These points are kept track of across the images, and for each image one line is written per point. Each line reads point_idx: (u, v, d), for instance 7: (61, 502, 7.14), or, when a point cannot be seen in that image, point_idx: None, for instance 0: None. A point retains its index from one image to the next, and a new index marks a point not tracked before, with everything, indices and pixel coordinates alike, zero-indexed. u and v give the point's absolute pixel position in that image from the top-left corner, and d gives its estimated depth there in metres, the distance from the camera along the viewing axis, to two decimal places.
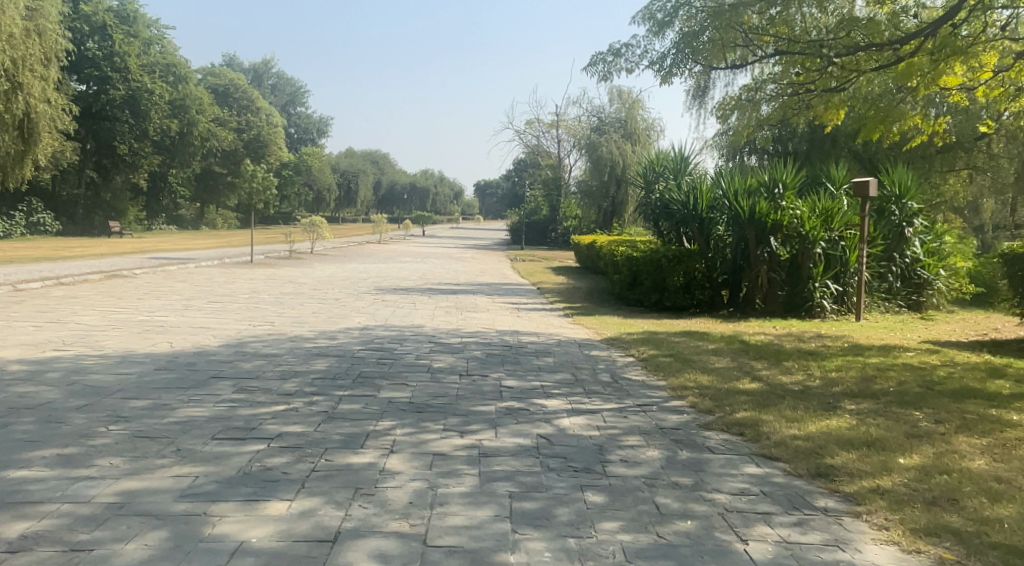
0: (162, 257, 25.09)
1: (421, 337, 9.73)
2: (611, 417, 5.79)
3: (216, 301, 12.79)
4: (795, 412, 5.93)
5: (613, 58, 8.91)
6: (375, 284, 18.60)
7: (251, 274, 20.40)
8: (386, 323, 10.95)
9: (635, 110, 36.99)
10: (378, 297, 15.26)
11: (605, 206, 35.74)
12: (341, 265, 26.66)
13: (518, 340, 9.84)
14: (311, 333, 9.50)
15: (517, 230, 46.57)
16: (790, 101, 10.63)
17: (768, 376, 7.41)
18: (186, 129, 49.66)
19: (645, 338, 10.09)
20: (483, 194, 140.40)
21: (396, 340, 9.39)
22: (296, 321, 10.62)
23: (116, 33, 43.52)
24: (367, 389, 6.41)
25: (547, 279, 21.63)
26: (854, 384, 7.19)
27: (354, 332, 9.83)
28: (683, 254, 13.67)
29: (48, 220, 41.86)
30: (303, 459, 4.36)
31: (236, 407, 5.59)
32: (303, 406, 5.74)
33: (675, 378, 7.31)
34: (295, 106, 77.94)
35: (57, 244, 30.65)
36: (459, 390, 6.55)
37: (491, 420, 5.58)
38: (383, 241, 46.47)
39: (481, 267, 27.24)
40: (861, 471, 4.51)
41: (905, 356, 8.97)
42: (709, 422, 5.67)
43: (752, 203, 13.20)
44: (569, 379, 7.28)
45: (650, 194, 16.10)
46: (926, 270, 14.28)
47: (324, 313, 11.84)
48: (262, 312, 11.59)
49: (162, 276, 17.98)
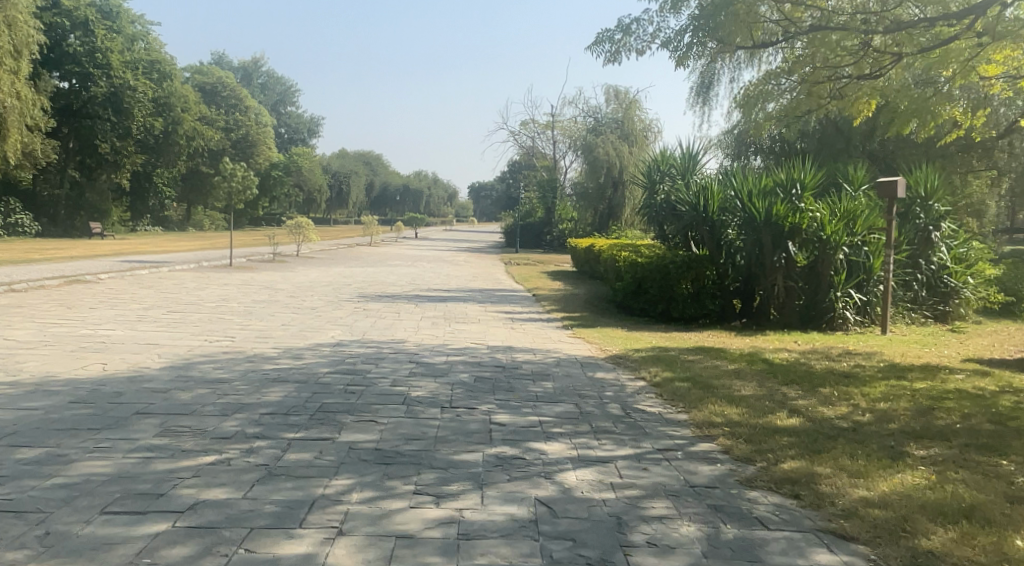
0: (136, 260, 23.90)
1: (401, 356, 8.52)
2: (628, 470, 4.60)
3: (176, 311, 11.57)
4: (855, 462, 4.76)
5: (623, 36, 7.81)
6: (359, 290, 17.43)
7: (227, 279, 19.21)
8: (363, 338, 9.74)
9: (633, 110, 35.87)
10: (359, 305, 14.07)
11: (602, 208, 34.70)
12: (326, 269, 25.45)
13: (511, 359, 8.65)
14: (276, 351, 8.30)
15: (511, 233, 45.39)
16: (812, 90, 9.34)
17: (807, 410, 6.24)
18: (171, 128, 48.18)
19: (656, 357, 8.94)
20: (477, 197, 139.19)
21: (372, 360, 8.18)
22: (260, 336, 9.43)
23: (98, 28, 41.87)
24: (326, 431, 5.20)
25: (543, 285, 20.45)
26: (911, 420, 6.01)
27: (324, 349, 8.61)
28: (692, 260, 12.50)
29: (26, 221, 40.51)
30: (214, 551, 3.16)
31: (151, 460, 4.40)
32: (239, 457, 4.54)
33: (699, 411, 6.13)
34: (286, 105, 76.59)
35: (29, 247, 29.37)
36: (439, 430, 5.37)
37: (476, 476, 4.38)
38: (374, 244, 45.24)
39: (473, 272, 26.06)
40: (972, 561, 3.33)
41: (955, 380, 7.80)
42: (753, 478, 4.50)
43: (768, 204, 12.02)
44: (573, 412, 6.07)
45: (654, 195, 14.96)
46: (953, 278, 13.13)
47: (296, 325, 10.63)
48: (226, 324, 10.39)
49: (128, 281, 16.83)
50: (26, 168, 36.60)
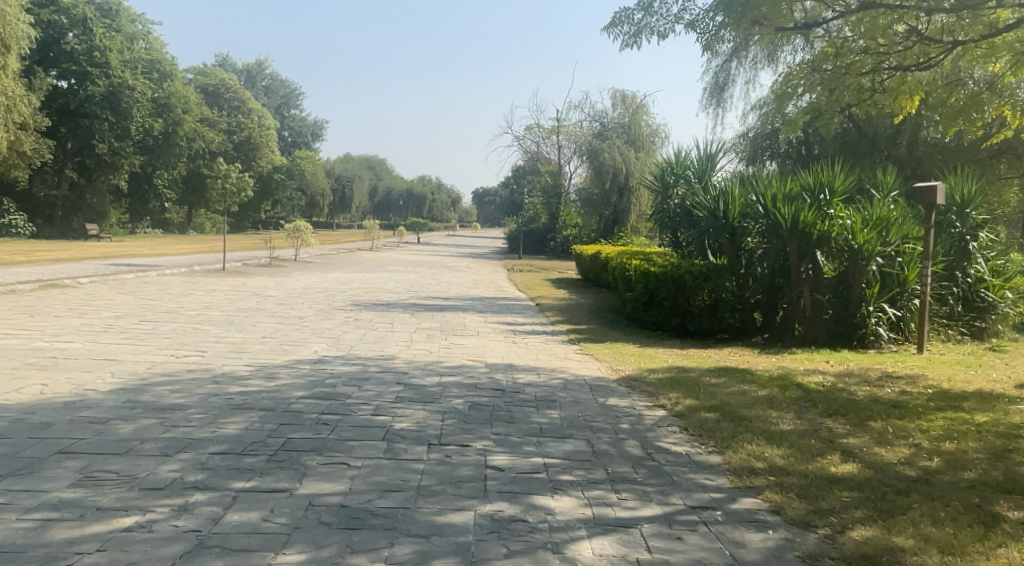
0: (125, 263, 23.03)
1: (389, 376, 7.58)
2: (657, 540, 3.64)
3: (149, 320, 10.65)
4: (944, 531, 3.79)
5: (643, 15, 7.05)
6: (353, 298, 16.50)
7: (216, 284, 18.32)
8: (349, 353, 8.79)
9: (640, 115, 34.85)
10: (351, 315, 13.12)
11: (607, 215, 33.83)
12: (323, 274, 24.58)
13: (513, 381, 7.68)
14: (247, 370, 7.34)
15: (515, 239, 44.52)
16: (847, 81, 8.27)
17: (863, 451, 5.27)
18: (170, 129, 47.43)
19: (675, 379, 7.99)
20: (481, 202, 138.54)
21: (355, 381, 7.22)
22: (235, 350, 8.47)
23: (96, 27, 41.05)
24: (285, 478, 4.25)
25: (548, 294, 19.47)
26: (991, 466, 5.02)
27: (303, 367, 7.67)
28: (711, 269, 11.53)
29: (20, 222, 39.73)
30: None
31: (49, 525, 3.45)
32: (164, 519, 3.59)
33: (735, 453, 5.16)
34: (289, 108, 75.81)
35: (18, 248, 28.55)
36: (423, 477, 4.40)
37: (465, 549, 3.43)
38: (375, 248, 44.39)
39: (475, 278, 25.15)
40: None
41: (1019, 411, 6.80)
42: (818, 554, 3.54)
43: (794, 210, 11.06)
44: (584, 452, 5.10)
45: (668, 199, 14.02)
46: (991, 292, 12.13)
47: (277, 337, 9.69)
48: (201, 335, 9.46)
49: (110, 285, 15.96)
50: (20, 167, 35.92)
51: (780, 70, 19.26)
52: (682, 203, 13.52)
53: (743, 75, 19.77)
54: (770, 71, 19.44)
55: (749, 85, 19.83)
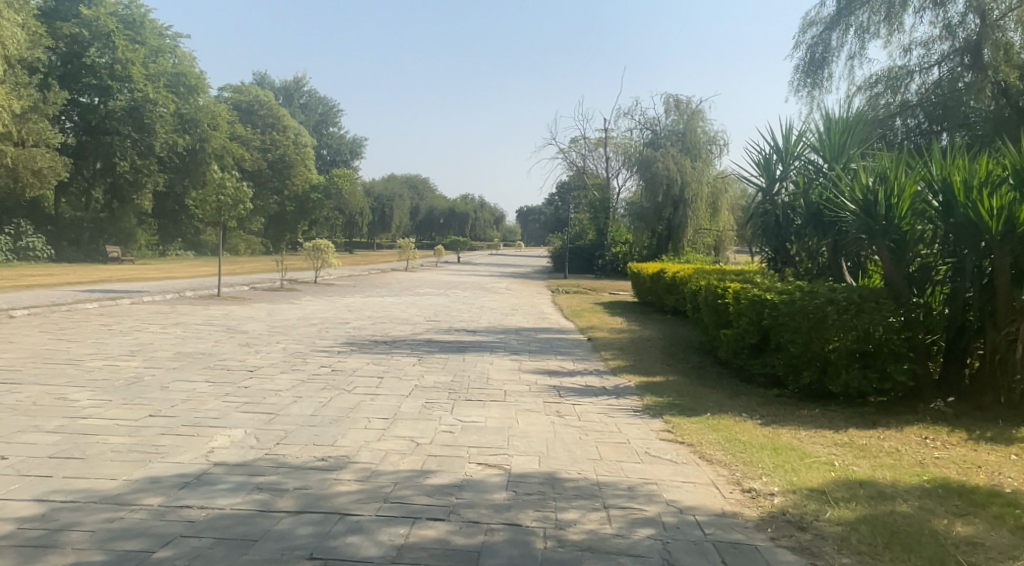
0: (109, 288, 19.88)
1: (305, 527, 3.73)
2: None
3: (6, 382, 7.02)
4: None
5: None
6: (351, 333, 12.73)
7: (193, 314, 14.83)
8: (265, 454, 4.98)
9: (696, 121, 30.07)
10: (331, 363, 9.36)
11: (661, 230, 29.82)
12: (336, 300, 20.99)
13: (558, 538, 3.77)
14: (12, 523, 3.61)
15: (560, 256, 40.62)
16: None
17: None
18: (197, 146, 45.04)
19: (888, 532, 3.98)
20: (526, 219, 135.75)
21: (221, 550, 3.42)
22: (60, 455, 4.73)
23: (120, 39, 38.67)
24: None
25: (601, 323, 15.42)
26: None
27: (137, 509, 3.85)
28: (862, 297, 7.48)
29: (39, 244, 37.43)
30: None
31: None
32: None
33: None
34: (327, 126, 73.48)
35: (14, 272, 25.84)
36: None
37: None
38: (410, 269, 40.72)
39: (512, 303, 21.36)
40: None
41: None
42: None
43: (1008, 201, 6.88)
44: None
45: (778, 197, 10.04)
46: None
47: (173, 416, 5.93)
48: (46, 414, 5.77)
49: (45, 320, 12.52)
50: (33, 186, 33.41)
51: (897, 39, 15.23)
52: (805, 200, 9.49)
53: (848, 47, 15.70)
54: (883, 41, 15.42)
55: (854, 61, 15.75)
